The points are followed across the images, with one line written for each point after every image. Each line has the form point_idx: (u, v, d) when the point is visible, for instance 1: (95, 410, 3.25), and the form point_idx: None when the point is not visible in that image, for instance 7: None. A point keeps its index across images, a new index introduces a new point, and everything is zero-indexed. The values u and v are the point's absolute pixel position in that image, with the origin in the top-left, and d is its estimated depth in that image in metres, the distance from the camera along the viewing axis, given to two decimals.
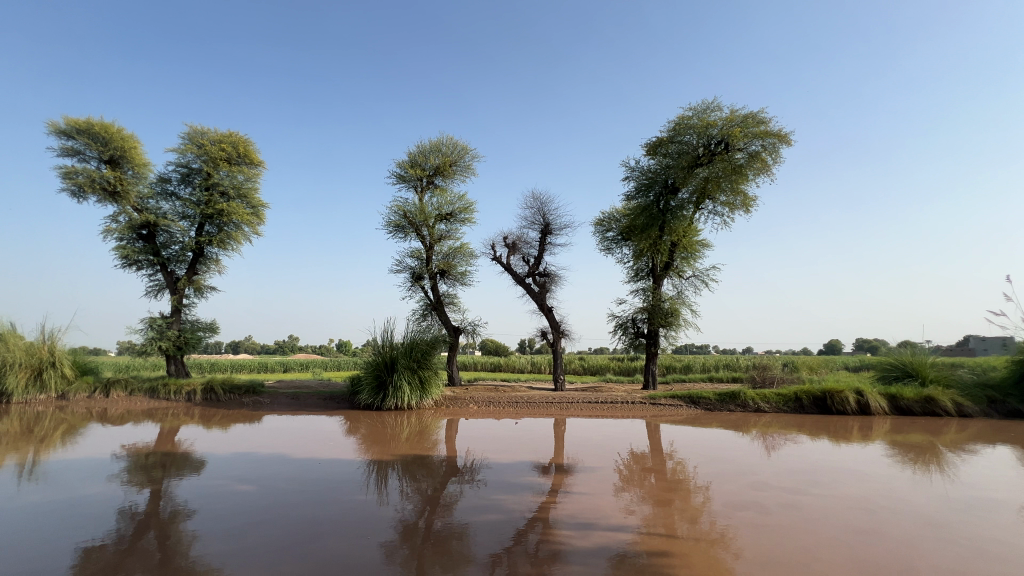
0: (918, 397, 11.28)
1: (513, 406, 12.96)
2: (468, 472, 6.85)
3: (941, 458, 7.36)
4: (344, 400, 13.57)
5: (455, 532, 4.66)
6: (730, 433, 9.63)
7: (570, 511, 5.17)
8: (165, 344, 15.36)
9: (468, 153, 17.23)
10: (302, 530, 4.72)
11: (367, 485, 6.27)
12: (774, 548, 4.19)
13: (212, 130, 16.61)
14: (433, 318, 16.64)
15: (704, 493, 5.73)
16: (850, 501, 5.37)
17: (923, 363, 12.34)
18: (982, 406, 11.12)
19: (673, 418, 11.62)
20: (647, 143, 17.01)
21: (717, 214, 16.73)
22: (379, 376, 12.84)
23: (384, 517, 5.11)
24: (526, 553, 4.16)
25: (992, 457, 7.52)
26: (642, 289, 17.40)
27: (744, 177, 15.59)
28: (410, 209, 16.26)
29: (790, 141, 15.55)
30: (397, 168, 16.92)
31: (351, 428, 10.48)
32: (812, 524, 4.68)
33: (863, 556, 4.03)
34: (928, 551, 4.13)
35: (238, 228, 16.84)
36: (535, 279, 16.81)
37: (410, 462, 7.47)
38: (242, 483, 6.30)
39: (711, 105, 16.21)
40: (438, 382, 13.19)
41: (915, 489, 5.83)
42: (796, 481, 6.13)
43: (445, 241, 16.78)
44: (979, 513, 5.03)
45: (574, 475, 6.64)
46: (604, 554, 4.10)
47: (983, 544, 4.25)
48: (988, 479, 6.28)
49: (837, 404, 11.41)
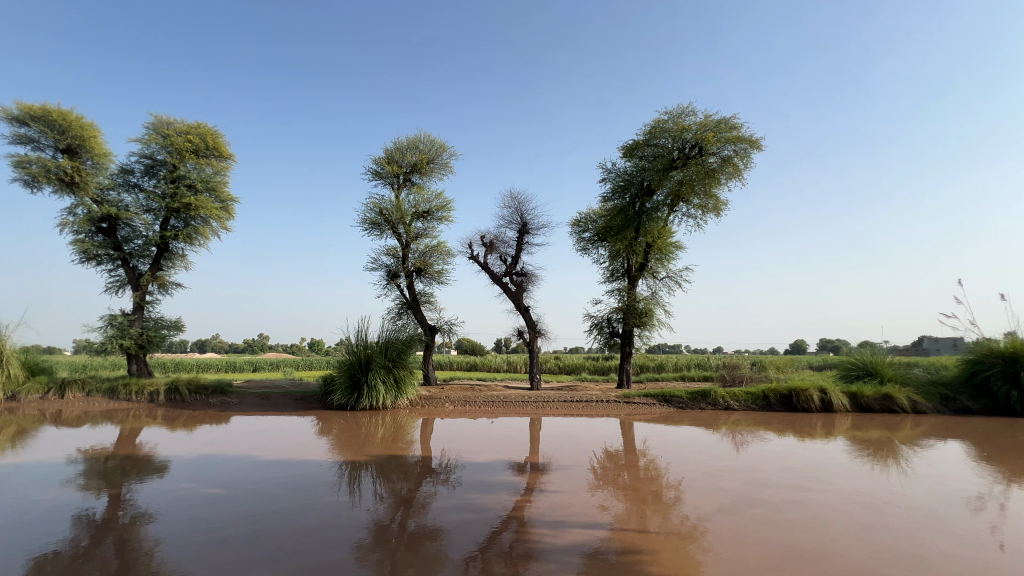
0: (877, 395, 11.78)
1: (489, 405, 12.94)
2: (443, 471, 6.84)
3: (897, 453, 7.76)
4: (316, 400, 13.28)
5: (429, 532, 4.64)
6: (701, 430, 9.91)
7: (545, 509, 5.20)
8: (126, 343, 14.70)
9: (446, 151, 17.14)
10: (273, 533, 4.61)
11: (338, 486, 6.16)
12: (744, 544, 4.28)
13: (179, 120, 16.04)
14: (409, 316, 16.46)
15: (675, 490, 5.86)
16: (814, 495, 5.55)
17: (882, 362, 12.90)
18: (935, 403, 11.66)
19: (647, 415, 11.86)
20: (623, 146, 17.26)
21: (691, 216, 17.08)
22: (353, 376, 12.62)
23: (356, 517, 5.06)
24: (500, 553, 4.15)
25: (944, 451, 7.90)
26: (618, 289, 17.61)
27: (717, 180, 15.97)
28: (387, 206, 16.05)
29: (761, 146, 15.97)
30: (373, 164, 16.66)
31: (324, 428, 10.30)
32: (777, 519, 4.83)
33: (836, 548, 4.17)
34: (899, 544, 4.27)
35: (206, 223, 16.29)
36: (513, 278, 16.83)
37: (385, 463, 7.39)
38: (208, 486, 6.10)
39: (686, 109, 16.50)
40: (413, 381, 13.07)
41: (871, 482, 6.14)
42: (763, 476, 6.36)
43: (422, 239, 16.63)
44: (926, 503, 5.35)
45: (549, 474, 6.65)
46: (578, 551, 4.14)
47: (934, 534, 4.50)
48: (936, 471, 6.67)
49: (802, 402, 11.83)
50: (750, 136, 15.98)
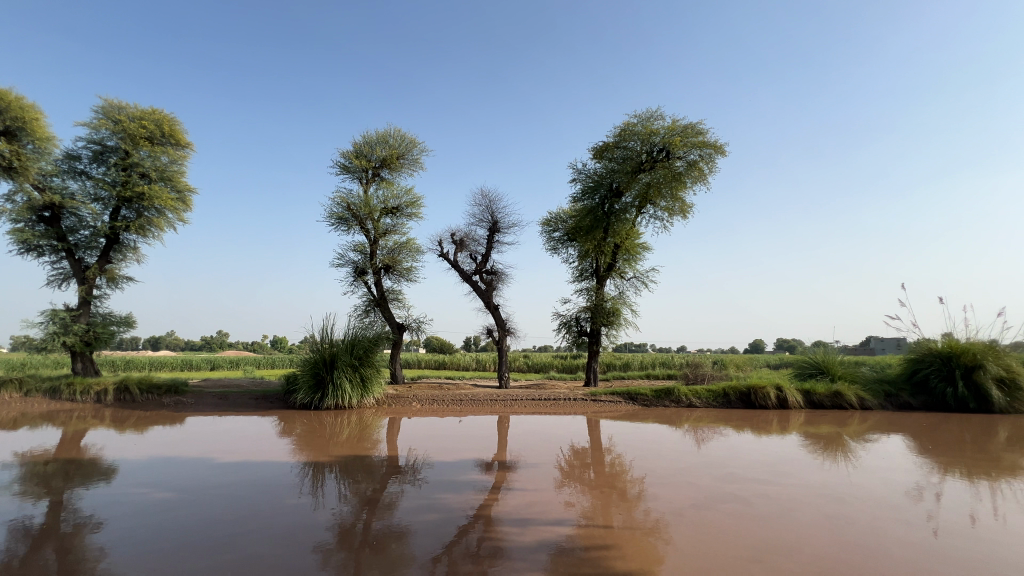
0: (828, 392, 12.41)
1: (458, 404, 12.86)
2: (410, 471, 6.76)
3: (845, 447, 8.19)
4: (278, 400, 12.88)
5: (395, 533, 4.58)
6: (665, 427, 10.19)
7: (511, 507, 5.22)
8: (70, 340, 13.83)
9: (417, 146, 16.92)
10: (231, 538, 4.45)
11: (301, 487, 6.01)
12: (703, 536, 4.43)
13: (132, 105, 15.21)
14: (377, 314, 16.18)
15: (639, 486, 5.98)
16: (769, 488, 5.80)
17: (834, 360, 13.57)
18: (881, 399, 12.37)
19: (613, 413, 12.10)
20: (593, 147, 17.48)
21: (658, 219, 17.48)
22: (317, 375, 12.30)
23: (319, 519, 4.94)
24: (467, 552, 4.14)
25: (887, 445, 8.40)
26: (586, 288, 17.83)
27: (682, 184, 16.40)
28: (354, 201, 15.71)
29: (726, 152, 16.48)
30: (340, 157, 16.28)
31: (286, 429, 10.00)
32: (735, 512, 5.01)
33: (793, 540, 4.34)
34: (847, 533, 4.51)
35: (160, 214, 15.49)
36: (483, 277, 16.80)
37: (350, 463, 7.24)
38: (160, 491, 5.83)
39: (655, 113, 16.86)
40: (380, 380, 12.84)
41: (821, 474, 6.47)
42: (722, 471, 6.59)
43: (391, 236, 16.36)
44: (871, 494, 5.67)
45: (517, 472, 6.68)
46: (544, 548, 4.18)
47: (874, 522, 4.79)
48: (880, 464, 7.07)
49: (759, 399, 12.34)
50: (715, 142, 16.46)
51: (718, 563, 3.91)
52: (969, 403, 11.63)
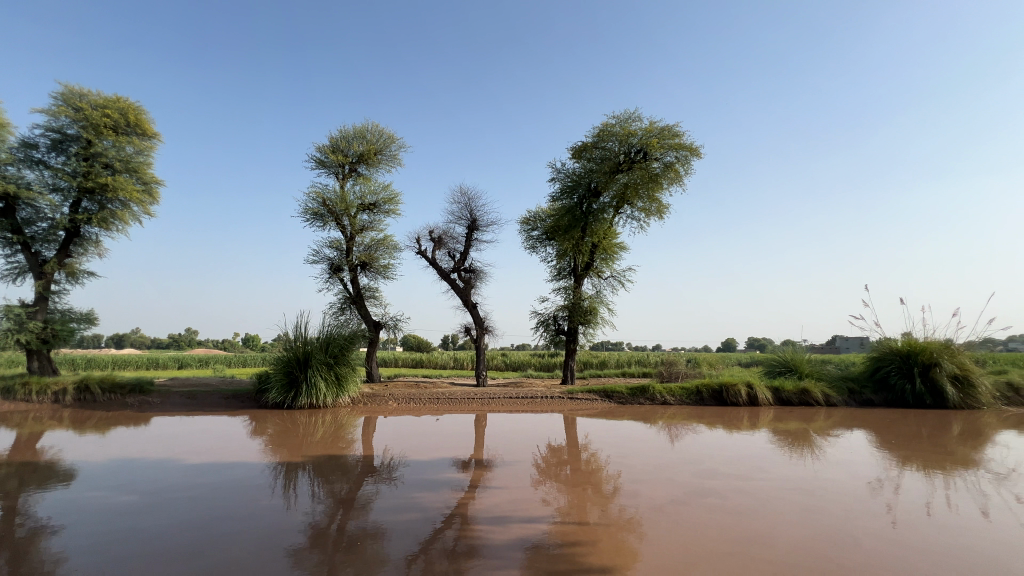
0: (796, 389, 12.83)
1: (435, 402, 12.78)
2: (385, 470, 6.69)
3: (811, 442, 8.49)
4: (249, 399, 12.56)
5: (370, 533, 4.53)
6: (640, 424, 10.35)
7: (487, 506, 5.23)
8: (26, 338, 13.17)
9: (395, 142, 16.71)
10: (199, 542, 4.31)
11: (272, 489, 5.87)
12: (676, 531, 4.52)
13: (94, 92, 14.57)
14: (353, 312, 15.94)
15: (614, 482, 6.06)
16: (739, 483, 5.96)
17: (801, 359, 14.03)
18: (845, 396, 12.85)
19: (589, 411, 12.23)
20: (572, 146, 17.59)
21: (635, 219, 17.71)
22: (290, 373, 12.05)
23: (291, 521, 4.84)
24: (443, 551, 4.13)
25: (850, 440, 8.74)
26: (564, 287, 17.93)
27: (659, 185, 16.66)
28: (330, 196, 15.42)
29: (701, 154, 16.80)
30: (316, 151, 15.95)
31: (257, 429, 9.76)
32: (707, 507, 5.13)
33: (766, 534, 4.43)
34: (813, 525, 4.67)
35: (124, 206, 14.89)
36: (461, 275, 16.73)
37: (324, 463, 7.13)
38: (123, 494, 5.61)
39: (633, 115, 17.06)
40: (356, 379, 12.66)
41: (788, 469, 6.69)
42: (694, 467, 6.74)
43: (368, 232, 16.14)
44: (834, 487, 5.90)
45: (494, 470, 6.69)
46: (520, 546, 4.21)
47: (838, 513, 4.98)
48: (843, 458, 7.36)
49: (730, 396, 12.66)
50: (691, 144, 16.76)
51: (694, 559, 3.96)
52: (926, 399, 12.19)
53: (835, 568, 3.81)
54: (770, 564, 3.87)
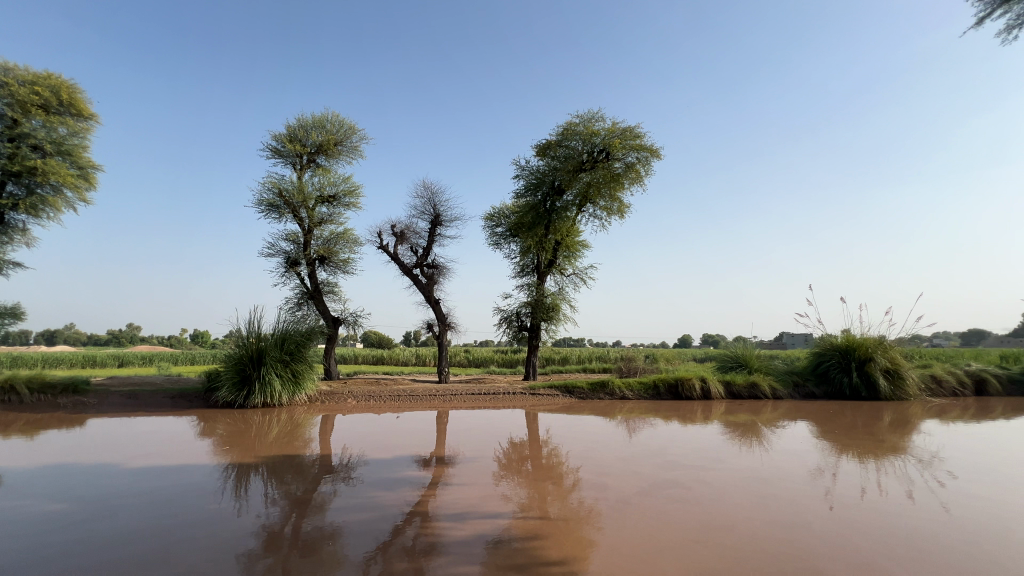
0: (746, 383, 13.48)
1: (396, 400, 12.58)
2: (344, 470, 6.53)
3: (759, 434, 8.94)
4: (197, 398, 11.96)
5: (327, 534, 4.42)
6: (599, 419, 10.58)
7: (447, 502, 5.21)
8: None
9: (356, 133, 16.26)
10: (140, 551, 4.08)
11: (222, 492, 5.61)
12: (633, 522, 4.64)
13: (21, 67, 13.40)
14: (310, 307, 15.45)
15: (573, 476, 6.19)
16: (692, 474, 6.21)
17: (751, 354, 14.73)
18: (790, 389, 13.60)
19: (551, 406, 12.39)
20: (537, 144, 17.70)
21: (597, 217, 18.01)
22: (242, 371, 11.56)
23: (242, 524, 4.65)
24: (402, 549, 4.08)
25: (794, 431, 9.26)
26: (527, 284, 18.02)
27: (620, 185, 17.02)
28: (287, 187, 14.85)
29: (661, 156, 17.24)
30: (272, 140, 15.32)
31: (206, 429, 9.31)
32: (662, 498, 5.30)
33: (723, 522, 4.63)
34: (759, 511, 4.92)
35: (57, 192, 13.82)
36: (424, 270, 16.52)
37: (279, 463, 6.89)
38: (54, 502, 5.22)
39: (596, 115, 17.32)
40: (313, 376, 12.28)
41: (737, 459, 7.03)
42: (651, 460, 6.95)
43: (327, 225, 15.66)
44: (778, 475, 6.24)
45: (455, 467, 6.67)
46: (480, 542, 4.22)
47: (782, 500, 5.26)
48: (788, 448, 7.79)
49: (685, 390, 13.15)
50: (651, 146, 17.17)
51: (656, 548, 4.09)
52: (861, 392, 13.07)
53: (789, 551, 4.03)
54: (731, 550, 4.05)
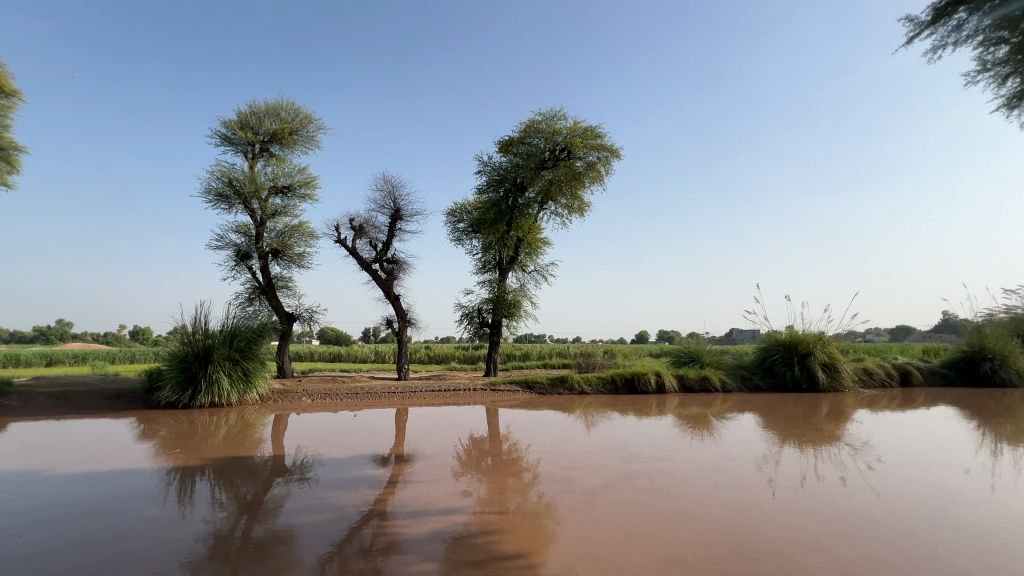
0: (698, 377, 14.06)
1: (353, 398, 12.27)
2: (298, 471, 6.33)
3: (709, 426, 9.35)
4: (137, 399, 11.23)
5: (279, 537, 4.29)
6: (559, 413, 10.75)
7: (405, 501, 5.15)
8: None
9: (312, 123, 15.69)
10: (73, 564, 3.81)
11: (164, 498, 5.30)
12: (590, 515, 4.74)
13: None
14: (263, 302, 14.83)
15: (533, 470, 6.26)
16: (647, 466, 6.42)
17: (703, 349, 15.37)
18: (738, 382, 14.28)
19: (511, 402, 12.47)
20: (499, 141, 17.70)
21: (559, 215, 18.22)
22: (187, 370, 10.96)
23: (187, 531, 4.43)
24: (359, 550, 4.01)
25: (741, 422, 9.76)
26: (489, 281, 18.02)
27: (581, 184, 17.28)
28: (238, 177, 14.16)
29: (621, 156, 17.62)
30: (221, 126, 14.55)
31: (147, 431, 8.77)
32: (619, 489, 5.45)
33: (678, 511, 4.81)
34: (710, 499, 5.14)
35: None
36: (383, 266, 16.20)
37: (229, 465, 6.60)
38: None
39: (558, 113, 17.49)
40: (265, 374, 11.81)
41: (688, 450, 7.34)
42: (607, 452, 7.13)
43: (281, 218, 15.05)
44: (726, 464, 6.56)
45: (415, 465, 6.60)
46: (439, 539, 4.21)
47: (730, 488, 5.53)
48: (735, 439, 8.20)
49: (641, 385, 13.58)
50: (611, 146, 17.52)
51: (617, 539, 4.17)
52: (802, 384, 13.91)
53: (742, 537, 4.23)
54: (685, 536, 4.23)
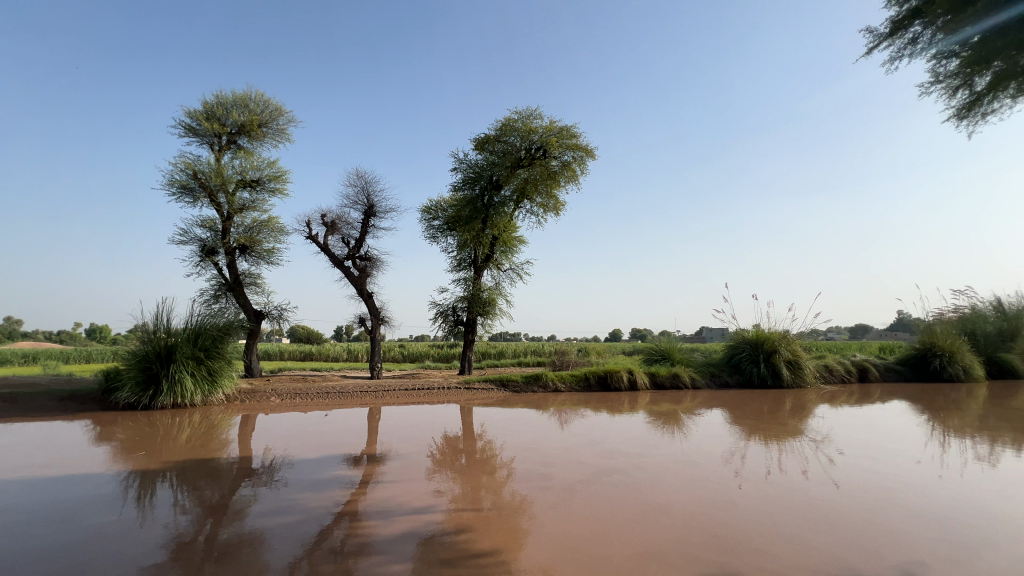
0: (668, 374, 14.37)
1: (324, 397, 12.02)
2: (266, 472, 6.16)
3: (679, 422, 9.57)
4: (92, 400, 10.71)
5: (246, 540, 4.18)
6: (533, 411, 10.81)
7: (377, 501, 5.09)
8: None
9: (283, 115, 15.26)
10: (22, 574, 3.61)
11: (123, 503, 5.08)
12: (565, 511, 4.78)
13: None
14: (229, 300, 14.37)
15: (506, 468, 6.27)
16: (618, 462, 6.52)
17: (674, 347, 15.72)
18: (707, 379, 14.66)
19: (486, 400, 12.47)
20: (474, 138, 17.63)
21: (534, 213, 18.28)
22: (148, 370, 10.52)
23: (146, 537, 4.26)
24: (330, 551, 3.95)
25: (710, 418, 10.03)
26: (464, 279, 17.95)
27: (557, 183, 17.38)
28: (203, 169, 13.65)
29: (595, 156, 17.81)
30: (185, 116, 14.00)
31: (103, 434, 8.38)
32: (593, 485, 5.52)
33: (651, 505, 4.90)
34: (682, 493, 5.27)
35: None
36: (356, 263, 15.93)
37: (193, 468, 6.38)
38: None
39: (534, 112, 17.56)
40: (231, 374, 11.45)
41: (658, 446, 7.50)
42: (580, 449, 7.21)
43: (249, 212, 14.60)
44: (695, 459, 6.73)
45: (387, 464, 6.53)
46: (412, 539, 4.18)
47: (699, 482, 5.67)
48: (703, 434, 8.41)
49: (614, 382, 13.79)
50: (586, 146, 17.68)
51: (597, 535, 4.20)
52: (767, 380, 14.39)
53: (716, 530, 4.34)
54: (661, 530, 4.31)
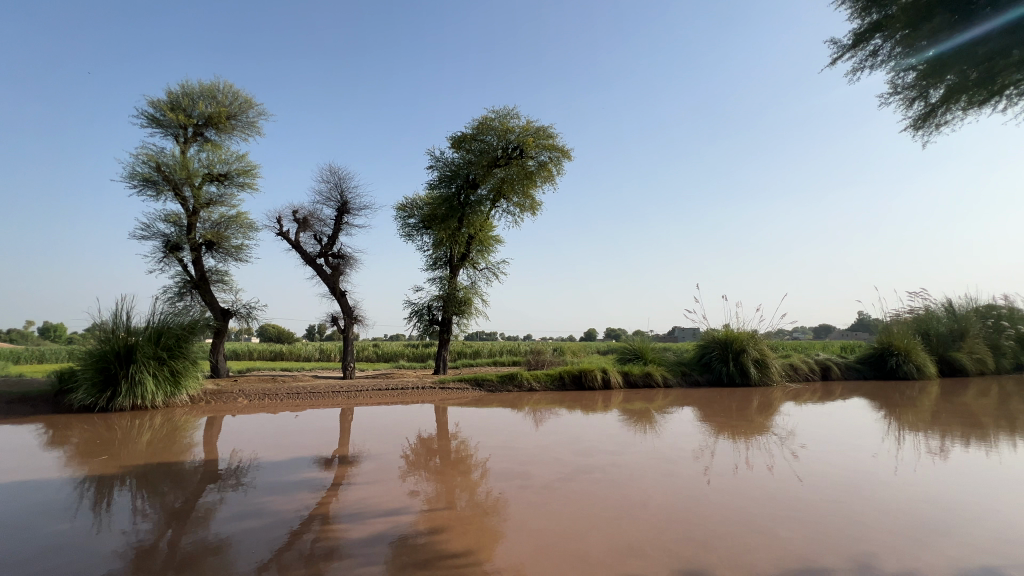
0: (642, 373, 14.61)
1: (294, 398, 11.74)
2: (233, 476, 5.98)
3: (651, 420, 9.74)
4: (44, 402, 10.17)
5: (210, 547, 4.04)
6: (508, 410, 10.82)
7: (349, 503, 5.00)
8: None
9: (252, 108, 14.82)
10: None
11: (78, 510, 4.85)
12: (540, 509, 4.80)
13: None
14: (195, 297, 13.87)
15: (480, 468, 6.25)
16: (592, 460, 6.59)
17: (647, 347, 15.99)
18: (678, 378, 14.97)
19: (461, 399, 12.42)
20: (451, 136, 17.53)
21: (510, 213, 18.29)
22: (106, 370, 10.06)
23: (103, 546, 4.07)
24: (299, 555, 3.86)
25: (681, 416, 10.24)
26: (439, 277, 17.81)
27: (533, 182, 17.44)
28: (167, 161, 13.13)
29: (571, 157, 17.94)
30: (148, 106, 13.43)
31: (57, 438, 7.97)
32: (567, 483, 5.56)
33: (624, 502, 4.98)
34: (654, 489, 5.37)
35: None
36: (328, 260, 15.61)
37: (155, 472, 6.14)
38: None
39: (511, 111, 17.58)
40: (196, 374, 11.05)
41: (631, 443, 7.61)
42: (554, 448, 7.26)
43: (216, 207, 14.12)
44: (667, 456, 6.86)
45: (360, 466, 6.42)
46: (384, 541, 4.12)
47: (671, 478, 5.79)
48: (674, 432, 8.58)
49: (588, 381, 13.93)
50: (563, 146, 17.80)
51: (572, 533, 4.24)
52: (736, 379, 14.79)
53: (686, 524, 4.45)
54: (635, 526, 4.38)
